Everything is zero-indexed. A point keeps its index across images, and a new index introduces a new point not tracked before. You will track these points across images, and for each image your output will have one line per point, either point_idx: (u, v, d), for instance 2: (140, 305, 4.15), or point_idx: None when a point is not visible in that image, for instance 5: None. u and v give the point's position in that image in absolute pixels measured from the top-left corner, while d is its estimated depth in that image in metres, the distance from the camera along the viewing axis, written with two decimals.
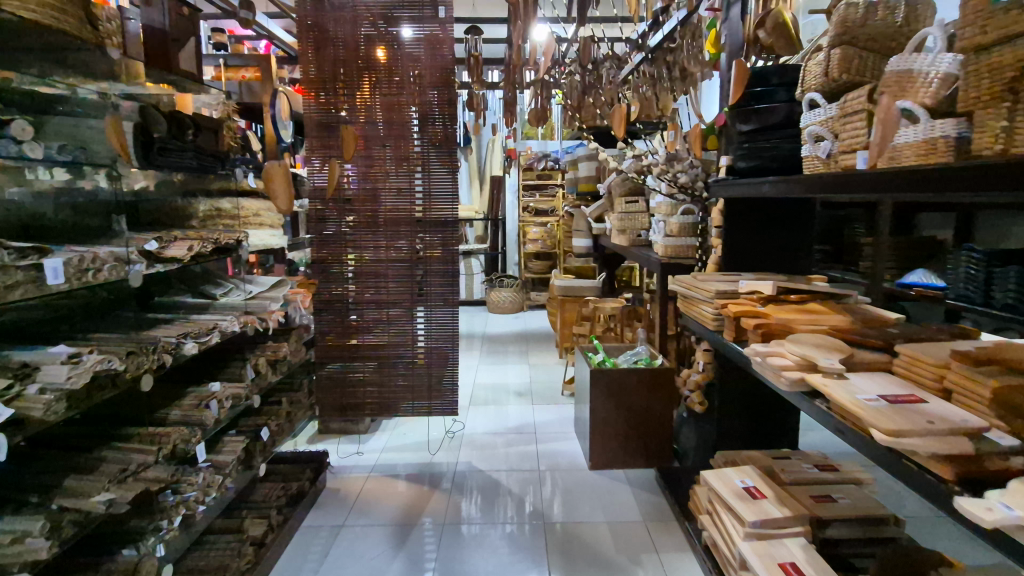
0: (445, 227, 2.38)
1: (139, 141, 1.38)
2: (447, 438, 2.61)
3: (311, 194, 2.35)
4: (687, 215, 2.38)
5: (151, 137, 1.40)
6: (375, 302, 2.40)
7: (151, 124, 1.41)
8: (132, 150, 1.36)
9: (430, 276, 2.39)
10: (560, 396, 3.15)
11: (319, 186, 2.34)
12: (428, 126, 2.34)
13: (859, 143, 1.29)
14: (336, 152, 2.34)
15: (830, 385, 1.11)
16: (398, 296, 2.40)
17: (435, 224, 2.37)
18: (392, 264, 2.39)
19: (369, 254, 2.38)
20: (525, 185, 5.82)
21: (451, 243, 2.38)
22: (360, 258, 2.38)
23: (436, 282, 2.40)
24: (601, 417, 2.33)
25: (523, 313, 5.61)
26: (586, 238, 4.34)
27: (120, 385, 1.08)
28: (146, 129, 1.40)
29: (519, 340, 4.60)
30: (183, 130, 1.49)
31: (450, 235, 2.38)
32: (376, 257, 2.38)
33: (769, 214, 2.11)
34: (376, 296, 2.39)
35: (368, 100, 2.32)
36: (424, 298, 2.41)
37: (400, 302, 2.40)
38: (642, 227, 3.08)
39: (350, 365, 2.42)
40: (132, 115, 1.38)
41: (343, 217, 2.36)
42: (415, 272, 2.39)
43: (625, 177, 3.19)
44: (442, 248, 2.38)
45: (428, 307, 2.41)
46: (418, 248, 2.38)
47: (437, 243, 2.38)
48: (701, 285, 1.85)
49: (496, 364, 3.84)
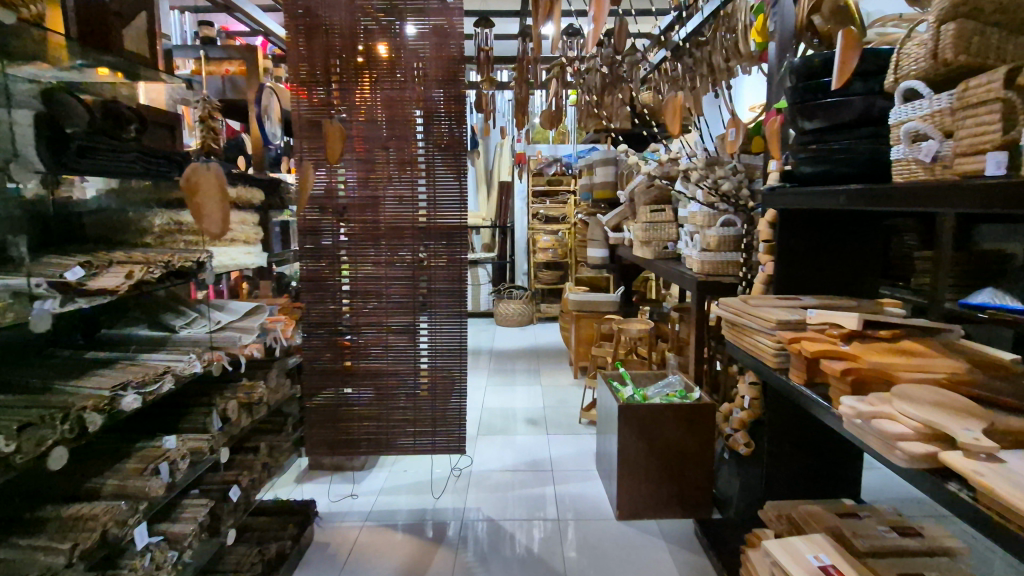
0: (453, 240, 2.10)
1: (43, 136, 1.09)
2: (453, 477, 2.32)
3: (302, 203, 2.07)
4: (728, 227, 2.09)
5: (62, 132, 1.11)
6: (372, 324, 2.11)
7: (64, 119, 1.13)
8: (35, 149, 1.07)
9: (435, 295, 2.11)
10: (578, 424, 2.85)
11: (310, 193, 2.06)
12: (433, 125, 2.06)
13: (990, 142, 1.00)
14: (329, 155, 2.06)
15: (981, 472, 0.81)
16: (398, 318, 2.11)
17: (441, 236, 2.09)
18: (391, 281, 2.10)
19: (366, 270, 2.10)
20: (534, 191, 5.55)
21: (458, 257, 2.10)
22: (355, 275, 2.10)
23: (442, 301, 2.11)
24: (630, 459, 2.03)
25: (532, 326, 5.33)
26: (602, 249, 4.06)
27: (15, 469, 0.82)
28: (54, 122, 1.11)
29: (529, 356, 4.32)
30: (120, 127, 1.26)
31: (458, 248, 2.10)
32: (373, 274, 2.10)
33: (828, 227, 1.81)
34: (374, 316, 2.11)
35: (365, 96, 2.04)
36: (428, 318, 2.12)
37: (399, 325, 2.12)
38: (669, 238, 2.79)
39: (343, 396, 2.13)
40: (32, 103, 1.10)
41: (337, 228, 2.08)
42: (418, 290, 2.11)
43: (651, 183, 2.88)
44: (449, 264, 2.10)
45: (432, 329, 2.12)
46: (421, 264, 2.10)
47: (443, 258, 2.10)
48: (757, 313, 1.56)
49: (505, 385, 3.56)
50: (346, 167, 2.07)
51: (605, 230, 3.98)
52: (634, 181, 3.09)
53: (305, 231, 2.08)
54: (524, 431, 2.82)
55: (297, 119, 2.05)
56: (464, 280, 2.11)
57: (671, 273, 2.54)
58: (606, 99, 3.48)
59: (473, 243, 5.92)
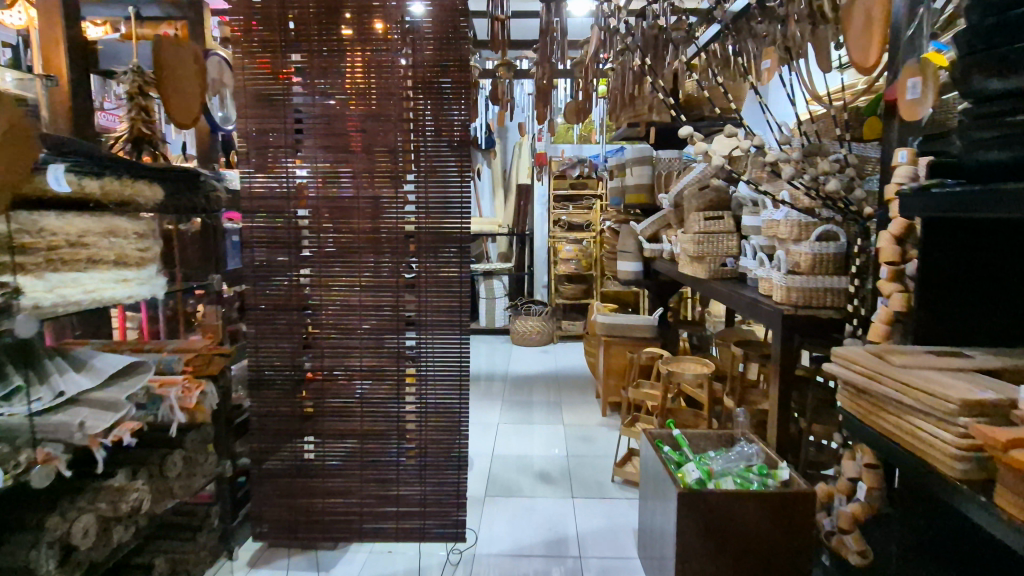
0: (451, 256, 1.55)
1: None
2: (450, 566, 1.78)
3: (248, 205, 1.54)
4: (829, 241, 1.54)
5: None
6: (342, 368, 1.57)
7: None
8: None
9: (427, 329, 1.57)
10: (610, 485, 2.30)
11: (261, 192, 1.54)
12: (426, 100, 1.51)
13: None
14: (285, 141, 1.53)
15: None
16: (378, 361, 1.57)
17: (435, 252, 1.55)
18: (368, 312, 1.56)
19: (334, 295, 1.56)
20: (556, 195, 5.03)
21: (459, 279, 1.55)
22: (319, 302, 1.56)
23: (437, 339, 1.57)
24: (692, 564, 1.47)
25: (553, 346, 4.78)
26: (635, 262, 3.50)
27: None
28: None
29: (548, 383, 3.78)
30: None
31: (458, 269, 1.55)
32: (344, 301, 1.56)
33: (1000, 245, 1.22)
34: (345, 357, 1.57)
35: (335, 61, 1.51)
36: (418, 362, 1.57)
37: (380, 371, 1.57)
38: (728, 252, 2.24)
39: (302, 463, 1.60)
40: None
41: (296, 239, 1.55)
42: (405, 325, 1.56)
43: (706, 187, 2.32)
44: (446, 289, 1.56)
45: (423, 377, 1.57)
46: (408, 288, 1.56)
47: (438, 282, 1.55)
48: (920, 384, 0.99)
49: (522, 424, 3.02)
50: (308, 157, 1.53)
51: (639, 241, 3.42)
52: (681, 182, 2.54)
53: (253, 243, 1.55)
54: (544, 493, 2.27)
55: (242, 93, 1.53)
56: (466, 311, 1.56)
57: (736, 299, 1.98)
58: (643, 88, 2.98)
59: (489, 252, 5.45)
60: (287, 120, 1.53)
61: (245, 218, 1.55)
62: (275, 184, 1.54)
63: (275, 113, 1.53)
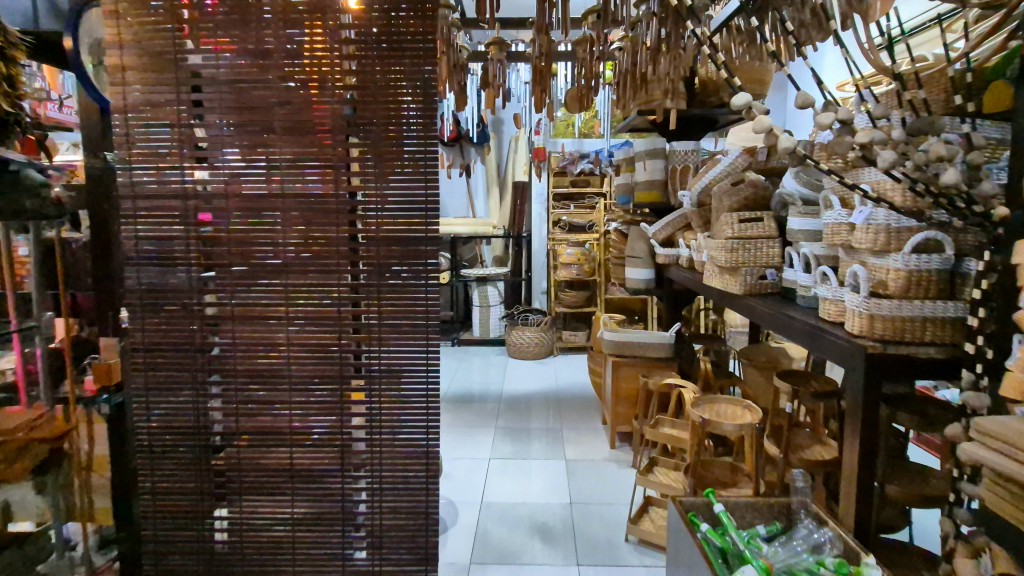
0: (417, 274, 1.13)
1: None
2: None
3: (140, 206, 1.12)
4: (926, 257, 1.14)
5: None
6: (267, 428, 1.15)
7: None
8: None
9: (384, 374, 1.15)
10: (624, 548, 1.88)
11: (156, 189, 1.12)
12: (382, 58, 1.08)
13: None
14: (188, 116, 1.10)
15: None
16: (314, 419, 1.15)
17: (395, 268, 1.13)
18: (300, 354, 1.14)
19: (256, 328, 1.14)
20: (556, 194, 4.63)
21: (426, 307, 1.13)
22: (236, 339, 1.14)
23: (397, 387, 1.15)
24: None
25: (553, 359, 4.37)
26: (646, 268, 3.10)
27: None
28: None
29: (548, 404, 3.37)
30: None
31: (425, 292, 1.13)
32: (267, 339, 1.14)
33: None
34: (272, 412, 1.15)
35: (254, 2, 1.07)
36: (369, 419, 1.15)
37: (317, 432, 1.15)
38: (769, 262, 1.82)
39: (212, 557, 1.17)
40: None
41: (203, 253, 1.12)
42: (351, 370, 1.14)
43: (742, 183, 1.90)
44: (409, 320, 1.14)
45: (377, 440, 1.15)
46: (356, 318, 1.14)
47: (396, 310, 1.13)
48: None
49: (517, 460, 2.60)
50: (219, 138, 1.11)
51: (651, 244, 3.01)
52: (705, 176, 2.12)
53: (145, 258, 1.12)
54: (543, 558, 1.85)
55: (127, 50, 1.09)
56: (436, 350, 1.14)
57: (785, 323, 1.57)
58: (658, 68, 2.57)
59: (483, 255, 5.06)
60: (192, 88, 1.10)
61: (134, 225, 1.12)
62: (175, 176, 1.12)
63: (172, 76, 1.09)
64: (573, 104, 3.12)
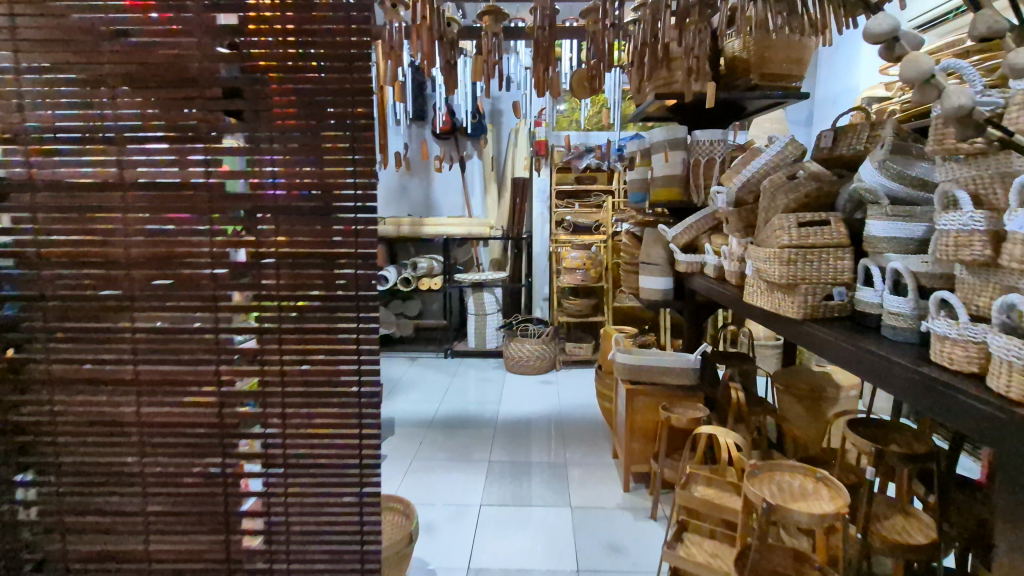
0: (353, 309, 1.07)
1: None
2: None
3: (106, 211, 1.06)
4: None
5: None
6: (107, 506, 1.16)
7: None
8: None
9: (289, 414, 1.12)
10: None
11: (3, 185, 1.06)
12: (368, 40, 0.99)
13: None
14: (170, 111, 1.04)
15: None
16: (162, 494, 1.15)
17: (343, 283, 1.06)
18: (149, 427, 1.13)
19: (146, 365, 1.11)
20: (558, 191, 4.24)
21: (358, 341, 1.08)
22: (84, 402, 1.12)
23: (306, 447, 1.13)
24: None
25: (557, 374, 3.95)
26: (665, 277, 2.69)
27: None
28: None
29: (551, 429, 2.98)
30: None
31: (362, 318, 1.07)
32: (89, 400, 1.12)
33: None
34: (158, 459, 1.14)
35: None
36: (234, 488, 1.15)
37: (159, 504, 1.16)
38: (836, 279, 1.42)
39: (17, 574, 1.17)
40: None
41: (166, 255, 1.08)
42: (201, 446, 1.14)
43: (805, 179, 1.48)
44: (334, 353, 1.09)
45: (274, 494, 1.14)
46: (258, 357, 1.10)
47: (308, 362, 1.10)
48: None
49: (516, 507, 2.19)
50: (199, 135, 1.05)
51: (671, 250, 2.60)
52: (744, 171, 1.73)
53: (102, 261, 1.08)
54: None
55: (93, 36, 1.01)
56: (364, 389, 1.10)
57: (877, 366, 1.16)
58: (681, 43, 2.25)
59: (480, 258, 4.69)
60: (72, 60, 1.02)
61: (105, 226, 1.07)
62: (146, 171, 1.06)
63: (151, 65, 1.02)
64: (579, 90, 2.75)
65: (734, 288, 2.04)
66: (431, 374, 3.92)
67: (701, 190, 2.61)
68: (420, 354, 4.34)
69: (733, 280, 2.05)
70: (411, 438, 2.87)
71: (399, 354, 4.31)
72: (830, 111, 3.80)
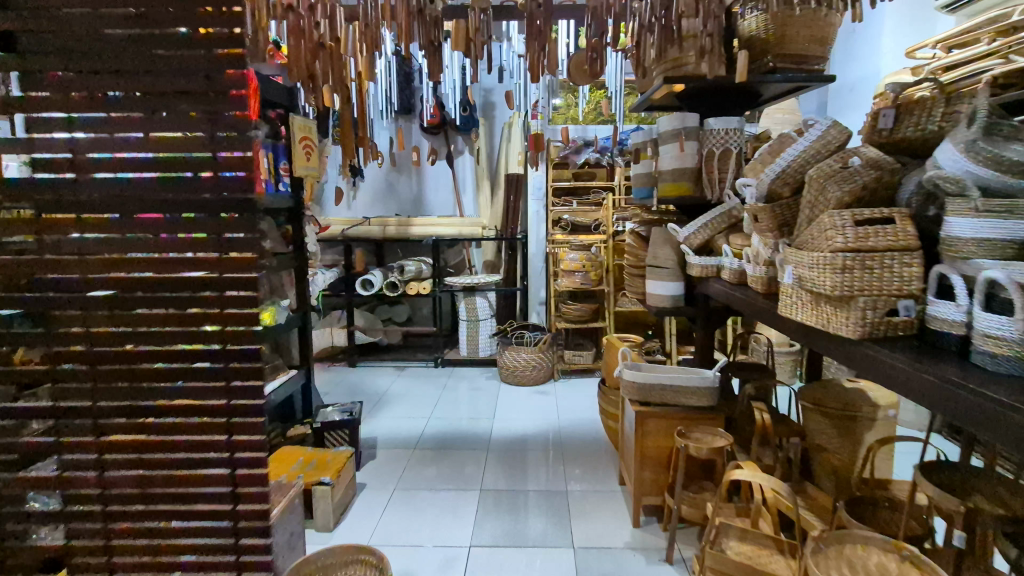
0: (207, 348, 0.92)
1: None
2: None
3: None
4: None
5: None
6: None
7: None
8: None
9: (117, 503, 0.95)
10: None
11: None
12: None
13: None
14: (81, 80, 0.84)
15: None
16: None
17: (211, 313, 0.90)
18: None
19: None
20: (555, 188, 3.99)
21: (226, 382, 0.92)
22: None
23: (154, 516, 0.95)
24: None
25: (555, 384, 3.68)
26: (676, 281, 2.41)
27: None
28: None
29: (549, 449, 2.71)
30: None
31: (233, 350, 0.92)
32: None
33: None
34: None
35: None
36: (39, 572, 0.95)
37: None
38: (904, 291, 1.14)
39: None
40: None
41: (34, 266, 0.88)
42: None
43: (863, 167, 1.21)
44: (182, 401, 0.92)
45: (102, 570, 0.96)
46: (64, 418, 0.91)
47: (146, 416, 0.93)
48: None
49: (511, 548, 1.92)
50: (117, 112, 0.85)
51: (683, 250, 2.33)
52: (777, 161, 1.46)
53: None
54: None
55: None
56: (234, 438, 0.94)
57: (973, 409, 0.89)
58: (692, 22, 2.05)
59: (472, 259, 4.43)
60: None
61: None
62: (40, 161, 0.86)
63: (59, 28, 0.83)
64: (578, 76, 2.55)
65: (762, 297, 1.77)
66: (419, 386, 3.63)
67: (715, 184, 2.35)
68: (408, 363, 4.06)
69: (758, 286, 1.79)
70: (395, 462, 2.59)
71: (386, 364, 4.03)
72: (847, 98, 3.55)
